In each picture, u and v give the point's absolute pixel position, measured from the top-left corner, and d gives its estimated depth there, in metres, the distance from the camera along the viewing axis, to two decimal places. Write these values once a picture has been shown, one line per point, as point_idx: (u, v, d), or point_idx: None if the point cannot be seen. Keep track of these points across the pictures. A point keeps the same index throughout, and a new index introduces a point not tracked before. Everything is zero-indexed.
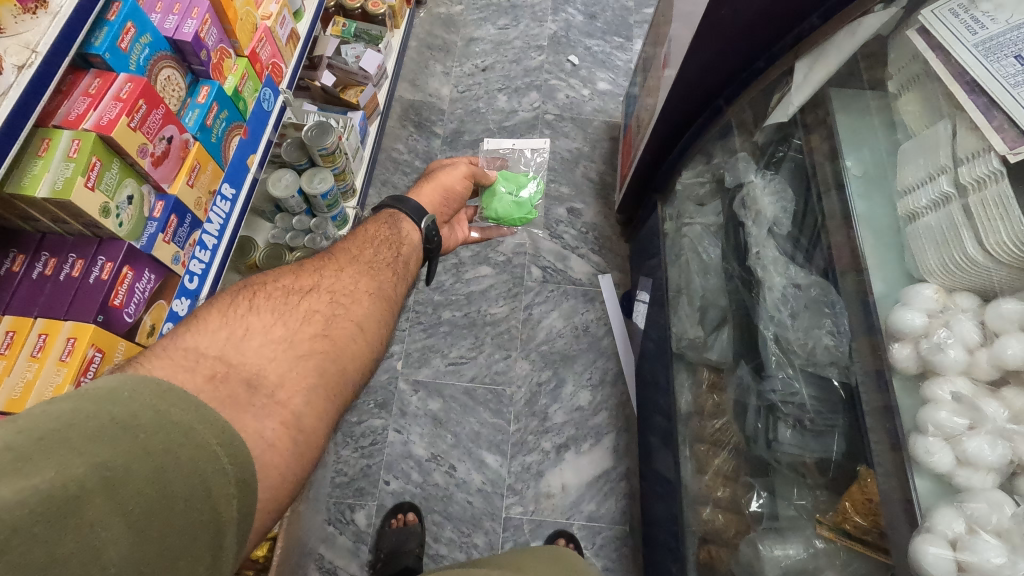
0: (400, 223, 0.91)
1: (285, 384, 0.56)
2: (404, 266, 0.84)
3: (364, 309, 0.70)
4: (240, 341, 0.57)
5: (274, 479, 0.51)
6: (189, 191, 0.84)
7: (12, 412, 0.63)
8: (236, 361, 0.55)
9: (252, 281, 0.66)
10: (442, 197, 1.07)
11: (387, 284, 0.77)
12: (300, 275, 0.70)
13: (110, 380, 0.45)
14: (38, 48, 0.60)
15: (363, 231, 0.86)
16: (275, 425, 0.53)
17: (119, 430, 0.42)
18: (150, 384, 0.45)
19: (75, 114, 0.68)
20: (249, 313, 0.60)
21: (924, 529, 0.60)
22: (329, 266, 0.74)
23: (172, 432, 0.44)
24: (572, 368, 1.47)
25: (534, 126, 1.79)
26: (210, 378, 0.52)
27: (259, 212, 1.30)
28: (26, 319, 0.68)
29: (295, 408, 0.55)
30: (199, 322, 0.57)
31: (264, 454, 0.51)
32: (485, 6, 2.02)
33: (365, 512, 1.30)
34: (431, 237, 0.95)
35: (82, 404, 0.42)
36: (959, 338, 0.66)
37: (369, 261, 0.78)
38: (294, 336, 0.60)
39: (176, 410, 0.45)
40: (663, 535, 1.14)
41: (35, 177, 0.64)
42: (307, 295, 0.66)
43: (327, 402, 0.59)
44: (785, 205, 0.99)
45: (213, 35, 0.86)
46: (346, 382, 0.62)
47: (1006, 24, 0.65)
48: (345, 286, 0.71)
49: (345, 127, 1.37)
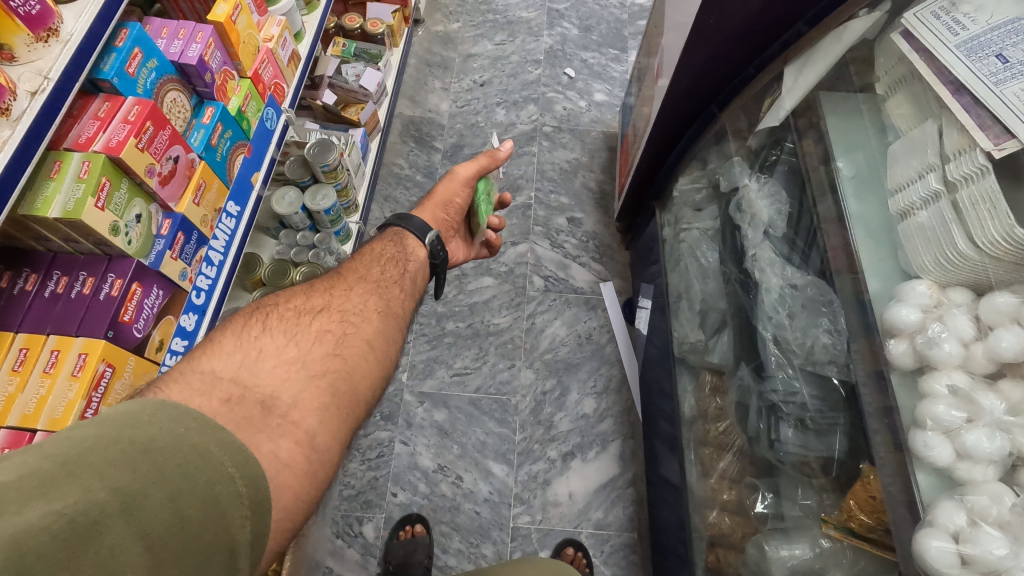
0: (405, 241, 0.92)
1: (298, 404, 0.57)
2: (411, 283, 0.86)
3: (373, 327, 0.71)
4: (254, 362, 0.58)
5: (289, 500, 0.51)
6: (194, 210, 0.86)
7: (26, 427, 0.65)
8: (251, 383, 0.56)
9: (264, 303, 0.68)
10: (444, 212, 1.09)
11: (395, 302, 0.79)
12: (310, 295, 0.72)
13: (130, 406, 0.44)
14: (49, 74, 0.62)
15: (370, 251, 0.88)
16: (290, 445, 0.53)
17: (138, 454, 0.41)
18: (169, 409, 0.45)
19: (84, 137, 0.71)
20: (262, 335, 0.62)
21: (926, 523, 0.61)
22: (338, 285, 0.76)
23: (189, 454, 0.43)
24: (576, 376, 1.47)
25: (533, 138, 1.81)
26: (226, 401, 0.53)
27: (263, 229, 1.32)
28: (40, 335, 0.70)
29: (308, 428, 0.56)
30: (215, 345, 0.59)
31: (278, 474, 0.51)
32: (482, 22, 2.06)
33: (373, 524, 1.30)
34: (436, 253, 0.95)
35: (104, 428, 0.42)
36: (953, 332, 0.67)
37: (376, 280, 0.80)
38: (307, 356, 0.62)
39: (193, 433, 0.44)
40: (671, 541, 1.14)
41: (47, 199, 0.66)
42: (318, 316, 0.68)
43: (341, 421, 0.60)
44: (780, 207, 1.01)
45: (216, 57, 0.89)
46: (358, 401, 0.63)
47: (987, 24, 0.66)
48: (355, 305, 0.73)
49: (346, 143, 1.40)
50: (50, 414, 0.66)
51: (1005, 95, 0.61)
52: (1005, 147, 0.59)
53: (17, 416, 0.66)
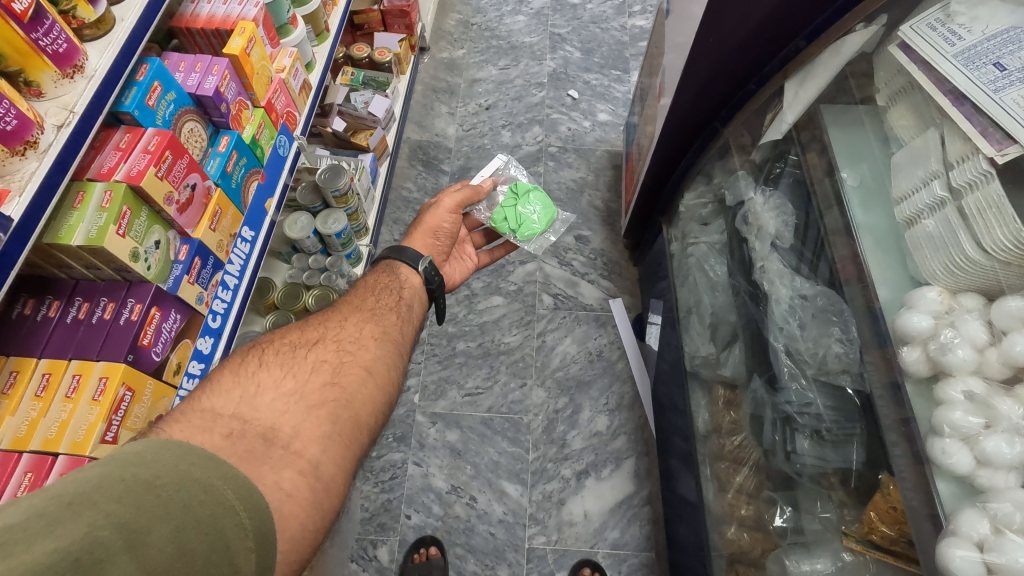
0: (398, 270, 0.94)
1: (300, 434, 0.58)
2: (408, 310, 0.87)
3: (370, 354, 0.72)
4: (253, 398, 0.59)
5: (295, 530, 0.52)
6: (211, 235, 0.88)
7: (48, 451, 0.66)
8: (250, 417, 0.57)
9: (261, 340, 0.69)
10: (432, 240, 1.11)
11: (392, 328, 0.80)
12: (306, 329, 0.72)
13: (134, 446, 0.45)
14: (75, 108, 0.65)
15: (365, 282, 0.89)
16: (293, 475, 0.54)
17: (142, 491, 0.42)
18: (172, 446, 0.46)
19: (106, 167, 0.73)
20: (260, 370, 0.62)
21: (950, 532, 0.60)
22: (334, 317, 0.77)
23: (192, 490, 0.44)
24: (588, 394, 1.47)
25: (539, 159, 1.84)
26: (228, 435, 0.54)
27: (276, 254, 1.34)
28: (61, 361, 0.72)
29: (311, 457, 0.57)
30: (214, 384, 0.60)
31: (283, 505, 0.52)
32: (485, 48, 2.11)
33: (387, 547, 1.29)
34: (432, 279, 0.96)
35: (108, 468, 0.42)
36: (967, 338, 0.66)
37: (372, 308, 0.81)
38: (305, 387, 0.62)
39: (197, 468, 0.45)
40: (689, 559, 1.12)
41: (70, 227, 0.68)
42: (314, 347, 0.69)
43: (343, 449, 0.60)
44: (786, 219, 1.02)
45: (231, 88, 0.92)
46: (361, 428, 0.64)
47: (982, 34, 0.67)
48: (350, 334, 0.74)
49: (356, 168, 1.43)
50: (71, 438, 0.67)
51: (1005, 102, 0.61)
52: (1007, 152, 0.60)
53: (40, 440, 0.67)
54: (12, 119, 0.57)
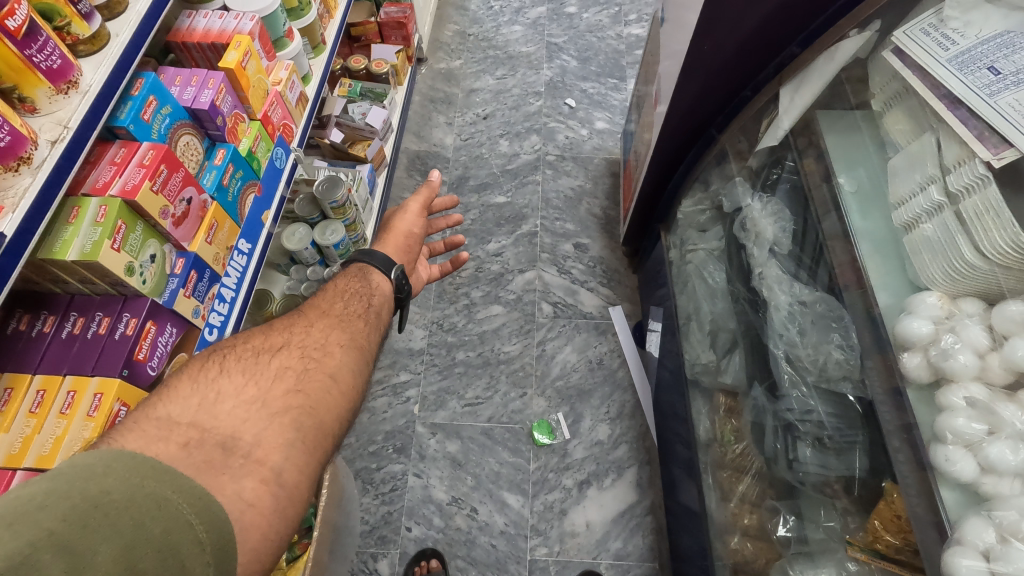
0: (370, 275, 0.92)
1: (261, 443, 0.57)
2: (376, 316, 0.86)
3: (336, 360, 0.71)
4: (212, 405, 0.58)
5: (257, 541, 0.51)
6: (207, 248, 0.88)
7: (42, 468, 0.66)
8: (210, 426, 0.56)
9: (223, 344, 0.68)
10: (404, 242, 1.10)
11: (359, 335, 0.79)
12: (269, 335, 0.71)
13: (86, 459, 0.44)
14: (69, 124, 0.65)
15: (333, 286, 0.88)
16: (254, 484, 0.53)
17: (90, 508, 0.40)
18: (125, 459, 0.45)
19: (102, 181, 0.73)
20: (219, 377, 0.61)
21: (955, 541, 0.59)
22: (299, 322, 0.76)
23: (144, 505, 0.42)
24: (589, 403, 1.46)
25: (536, 167, 1.84)
26: (185, 445, 0.53)
27: (274, 265, 1.34)
28: (56, 376, 0.71)
29: (274, 465, 0.56)
30: (171, 390, 0.59)
31: (244, 515, 0.51)
32: (483, 58, 2.12)
33: (387, 560, 1.28)
34: (401, 286, 0.96)
35: (55, 484, 0.41)
36: (967, 343, 0.66)
37: (339, 314, 0.80)
38: (267, 395, 0.62)
39: (150, 482, 0.44)
40: (693, 569, 1.11)
41: (65, 242, 0.68)
42: (277, 354, 0.68)
43: (308, 456, 0.60)
44: (784, 225, 1.01)
45: (228, 102, 0.92)
46: (326, 435, 0.63)
47: (975, 39, 0.67)
48: (316, 340, 0.73)
49: (352, 179, 1.43)
50: (66, 454, 0.66)
51: (1000, 106, 0.61)
52: (1004, 156, 0.60)
53: (34, 457, 0.66)
54: (6, 135, 0.58)
